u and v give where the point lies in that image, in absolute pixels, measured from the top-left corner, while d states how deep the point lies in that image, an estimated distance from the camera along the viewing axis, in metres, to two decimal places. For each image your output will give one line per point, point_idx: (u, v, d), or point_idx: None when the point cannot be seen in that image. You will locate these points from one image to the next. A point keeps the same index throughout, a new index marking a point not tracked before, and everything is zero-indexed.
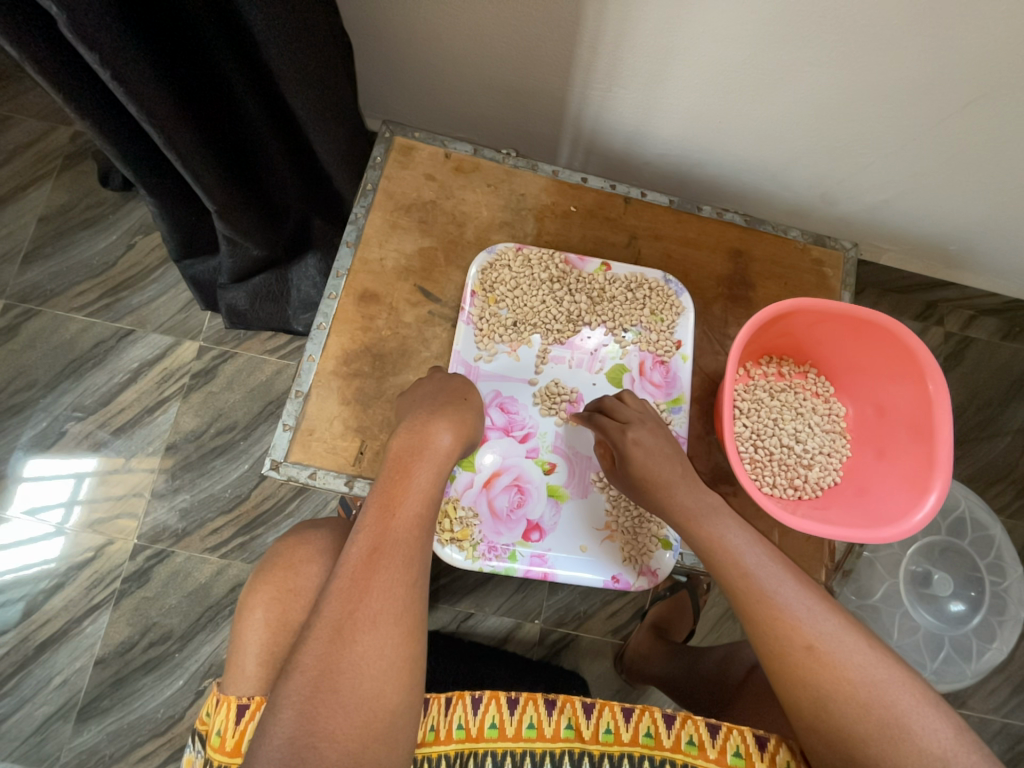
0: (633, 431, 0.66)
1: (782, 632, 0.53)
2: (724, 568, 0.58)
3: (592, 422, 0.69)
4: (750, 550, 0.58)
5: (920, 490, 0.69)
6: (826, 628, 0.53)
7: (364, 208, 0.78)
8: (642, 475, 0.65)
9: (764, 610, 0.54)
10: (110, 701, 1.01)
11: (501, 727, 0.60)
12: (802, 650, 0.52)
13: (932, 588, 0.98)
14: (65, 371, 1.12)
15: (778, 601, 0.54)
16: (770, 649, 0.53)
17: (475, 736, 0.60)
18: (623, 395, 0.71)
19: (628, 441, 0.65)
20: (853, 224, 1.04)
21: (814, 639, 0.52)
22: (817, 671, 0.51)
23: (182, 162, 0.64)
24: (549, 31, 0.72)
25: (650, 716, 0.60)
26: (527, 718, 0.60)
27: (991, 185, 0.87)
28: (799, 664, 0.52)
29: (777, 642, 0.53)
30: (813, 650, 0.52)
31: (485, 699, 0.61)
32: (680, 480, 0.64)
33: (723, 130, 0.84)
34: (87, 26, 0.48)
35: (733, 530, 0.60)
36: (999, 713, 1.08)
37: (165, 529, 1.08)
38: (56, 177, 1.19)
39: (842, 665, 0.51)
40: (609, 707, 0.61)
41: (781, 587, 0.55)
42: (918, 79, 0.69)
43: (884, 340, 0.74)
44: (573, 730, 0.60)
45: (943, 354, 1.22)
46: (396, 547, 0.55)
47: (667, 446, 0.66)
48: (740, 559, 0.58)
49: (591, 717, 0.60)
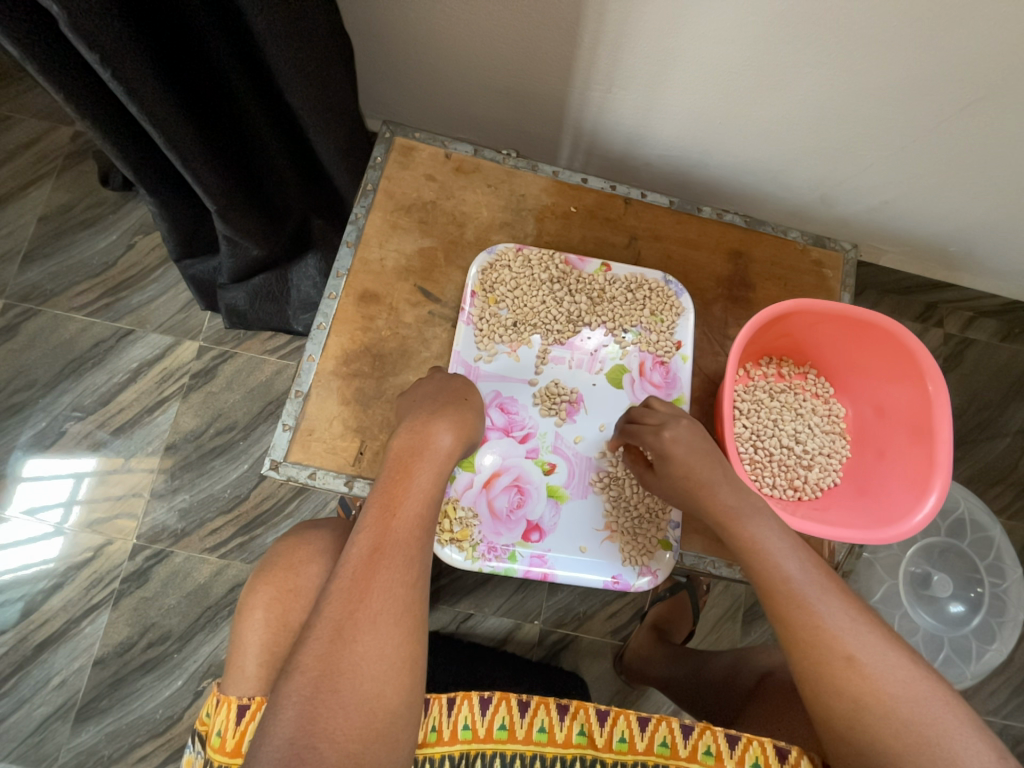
0: (669, 430, 0.65)
1: (822, 643, 0.53)
2: (765, 574, 0.58)
3: (625, 429, 0.69)
4: (790, 558, 0.57)
5: (920, 490, 0.69)
6: (867, 640, 0.52)
7: (365, 208, 0.78)
8: (682, 473, 0.63)
9: (804, 619, 0.54)
10: (108, 701, 1.01)
11: (510, 728, 0.60)
12: (841, 660, 0.52)
13: (932, 589, 0.98)
14: (65, 370, 1.12)
15: (819, 611, 0.54)
16: (808, 656, 0.53)
17: (482, 736, 0.60)
18: (652, 400, 0.70)
19: (665, 441, 0.64)
20: (853, 225, 1.04)
21: (855, 650, 0.52)
22: (856, 683, 0.51)
23: (182, 162, 0.64)
24: (549, 32, 0.72)
25: (667, 726, 0.59)
26: (538, 721, 0.60)
27: (992, 186, 0.87)
28: (838, 674, 0.51)
29: (815, 651, 0.53)
30: (853, 662, 0.52)
31: (494, 700, 0.61)
32: (723, 479, 0.62)
33: (724, 131, 0.84)
34: (87, 26, 0.48)
35: (774, 534, 0.59)
36: (999, 715, 1.08)
37: (164, 530, 1.07)
38: (56, 177, 1.19)
39: (879, 677, 0.51)
40: (625, 716, 0.60)
41: (822, 596, 0.55)
42: (919, 80, 0.69)
43: (884, 341, 0.74)
44: (585, 737, 0.60)
45: (943, 355, 1.22)
46: (396, 547, 0.55)
47: (706, 445, 0.64)
48: (781, 566, 0.57)
49: (604, 725, 0.60)
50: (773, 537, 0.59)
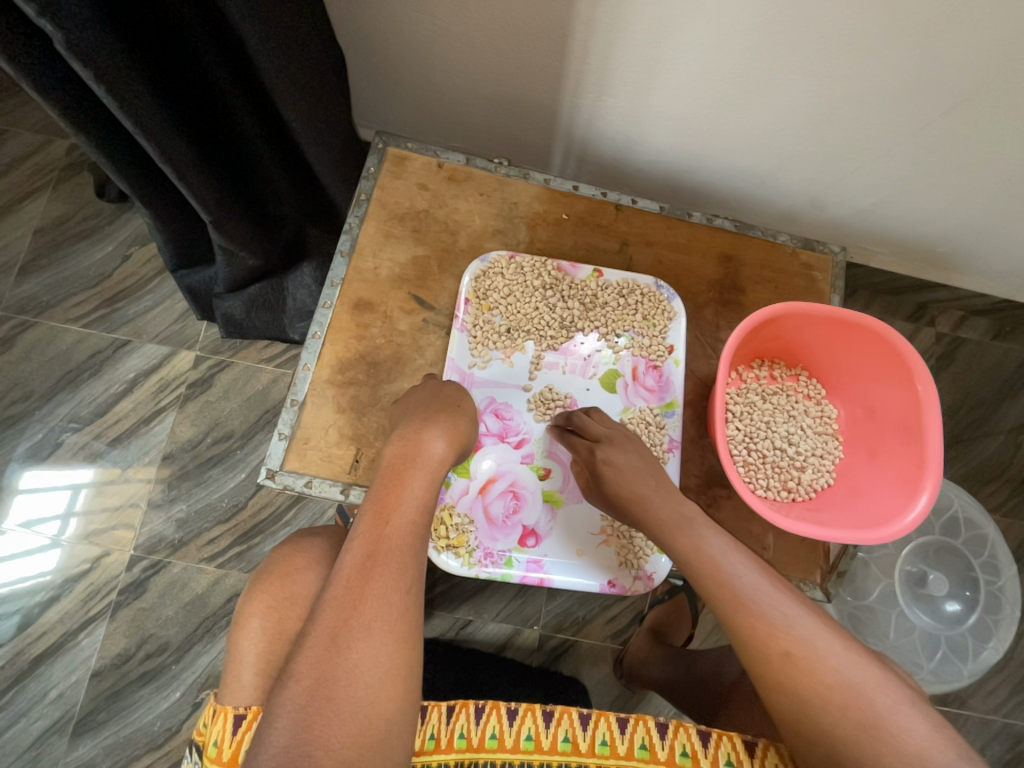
0: (602, 450, 0.67)
1: (760, 641, 0.53)
2: (702, 576, 0.58)
3: (565, 439, 0.70)
4: (728, 558, 0.58)
5: (910, 490, 0.69)
6: (803, 632, 0.53)
7: (358, 218, 0.79)
8: (616, 493, 0.65)
9: (742, 620, 0.55)
10: (106, 714, 1.00)
11: (500, 738, 0.60)
12: (780, 657, 0.52)
13: (928, 588, 0.98)
14: (61, 382, 1.13)
15: (755, 608, 0.55)
16: (749, 655, 0.54)
17: (475, 746, 0.60)
18: (594, 414, 0.72)
19: (598, 461, 0.66)
20: (844, 228, 1.06)
21: (791, 645, 0.52)
22: (795, 676, 0.51)
23: (178, 176, 0.65)
24: (539, 43, 0.73)
25: (644, 726, 0.60)
26: (525, 729, 0.60)
27: (979, 186, 0.88)
28: (778, 670, 0.52)
29: (755, 651, 0.53)
30: (790, 657, 0.52)
31: (487, 709, 0.61)
32: (653, 493, 0.64)
33: (712, 137, 0.85)
34: (84, 45, 0.49)
35: (709, 538, 0.60)
36: (1000, 713, 1.08)
37: (161, 540, 1.08)
38: (52, 189, 1.20)
39: (818, 669, 0.51)
40: (605, 718, 0.61)
41: (757, 593, 0.56)
42: (904, 86, 0.70)
43: (873, 342, 0.75)
44: (570, 743, 0.59)
45: (935, 355, 1.23)
46: (390, 554, 0.55)
47: (636, 460, 0.67)
48: (718, 568, 0.58)
49: (588, 728, 0.60)
50: (726, 540, 0.60)
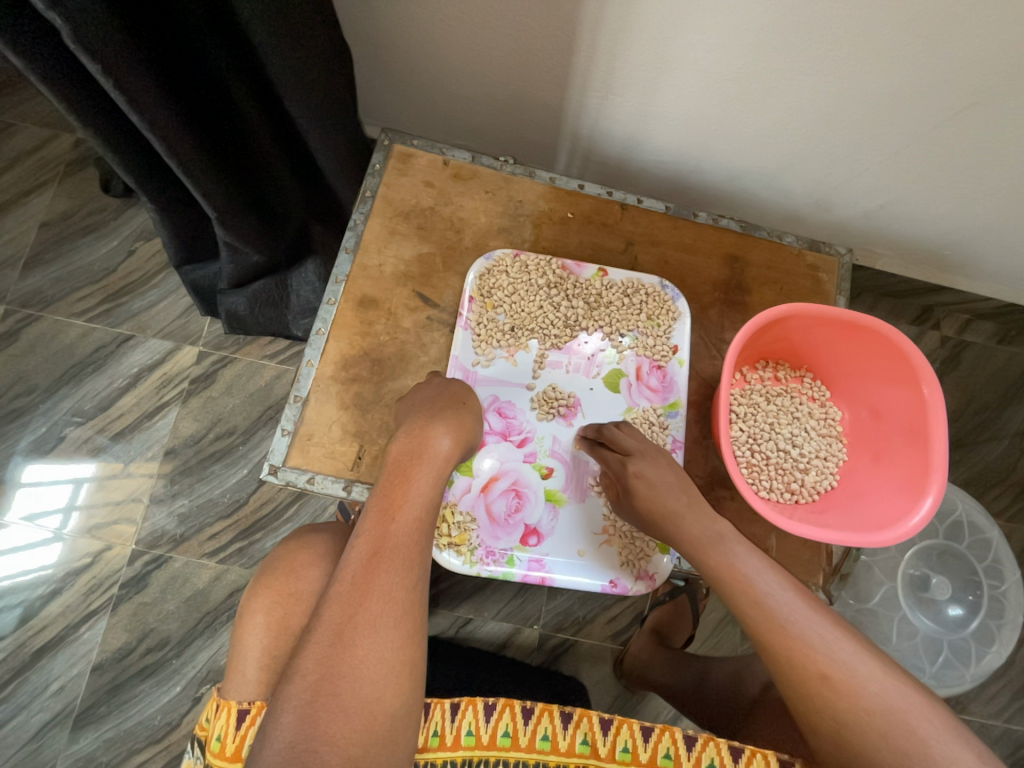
0: (633, 463, 0.66)
1: (797, 662, 0.54)
2: (735, 596, 0.59)
3: (596, 452, 0.70)
4: (761, 576, 0.59)
5: (915, 493, 0.69)
6: (841, 655, 0.53)
7: (363, 215, 0.79)
8: (648, 507, 0.65)
9: (777, 640, 0.55)
10: (106, 707, 1.01)
11: (513, 736, 0.61)
12: (817, 679, 0.53)
13: (931, 592, 0.98)
14: (65, 376, 1.13)
15: (790, 630, 0.55)
16: (785, 676, 0.54)
17: (486, 743, 0.60)
18: (623, 425, 0.71)
19: (630, 474, 0.66)
20: (849, 230, 1.05)
21: (829, 667, 0.53)
22: (834, 699, 0.52)
23: (184, 171, 0.65)
24: (547, 42, 0.73)
25: (670, 736, 0.60)
26: (541, 729, 0.61)
27: (986, 190, 0.87)
28: (814, 692, 0.53)
29: (791, 672, 0.54)
30: (827, 679, 0.53)
31: (498, 707, 0.61)
32: (686, 509, 0.64)
33: (719, 138, 0.85)
34: (92, 39, 0.49)
35: (742, 554, 0.61)
36: (1001, 718, 1.08)
37: (163, 535, 1.08)
38: (58, 183, 1.20)
39: (856, 692, 0.52)
40: (627, 724, 0.61)
41: (793, 613, 0.56)
42: (912, 88, 0.70)
43: (878, 345, 0.74)
44: (588, 747, 0.60)
45: (940, 358, 1.23)
46: (396, 551, 0.55)
47: (670, 476, 0.67)
48: (750, 586, 0.58)
49: (608, 734, 0.61)
50: (757, 557, 0.61)
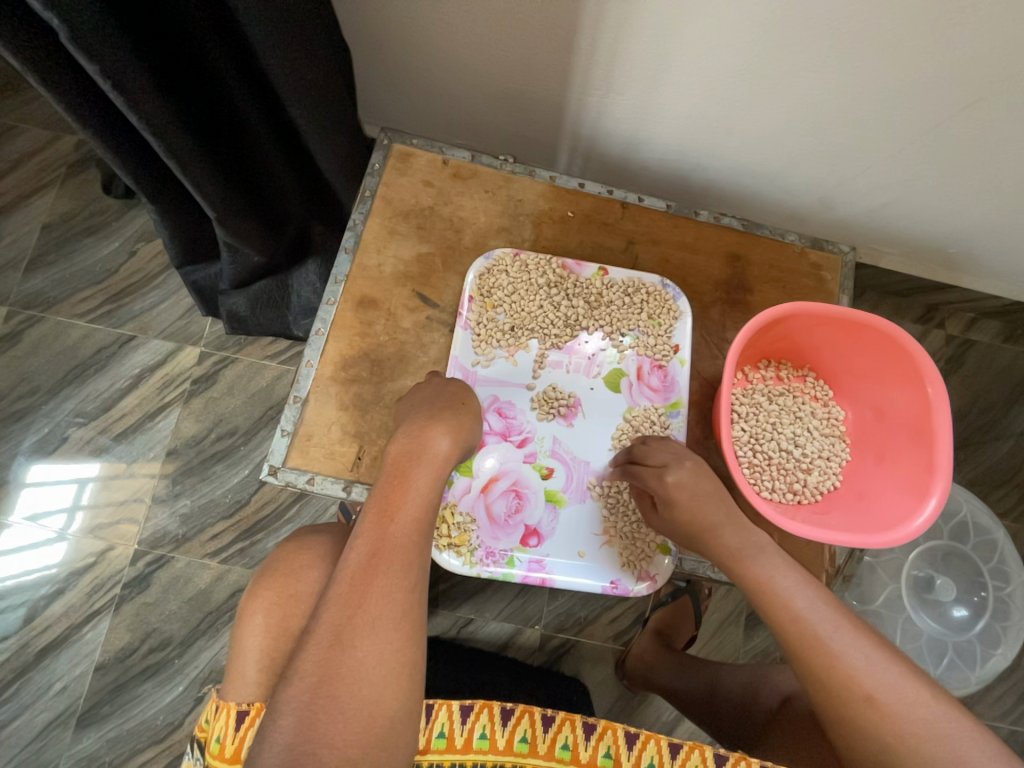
0: (673, 474, 0.64)
1: (839, 682, 0.53)
2: (774, 612, 0.58)
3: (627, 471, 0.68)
4: (802, 594, 0.58)
5: (919, 494, 0.68)
6: (885, 675, 0.53)
7: (363, 214, 0.78)
8: None
9: (818, 657, 0.54)
10: (109, 707, 1.01)
11: (532, 743, 0.61)
12: (861, 700, 0.52)
13: (935, 593, 0.97)
14: (69, 377, 1.13)
15: (834, 648, 0.54)
16: (827, 695, 0.54)
17: (502, 748, 0.60)
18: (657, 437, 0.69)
19: (669, 486, 0.64)
20: (853, 228, 1.04)
21: (874, 688, 0.52)
22: (879, 721, 0.51)
23: (183, 171, 0.65)
24: (545, 38, 0.73)
25: (700, 755, 0.58)
26: (562, 738, 0.61)
27: (991, 187, 0.86)
28: (859, 713, 0.52)
29: (834, 692, 0.53)
30: (872, 701, 0.52)
31: (517, 713, 0.61)
32: (725, 523, 0.63)
33: (721, 135, 0.84)
34: (88, 38, 0.49)
35: (780, 571, 0.60)
36: (1006, 720, 1.07)
37: (165, 535, 1.08)
38: (60, 185, 1.20)
39: (901, 715, 0.51)
40: (655, 740, 0.59)
41: (836, 633, 0.55)
42: (914, 84, 0.69)
43: (882, 344, 0.74)
44: (611, 759, 0.60)
45: (945, 357, 1.22)
46: (395, 553, 0.55)
47: (709, 484, 0.65)
48: (792, 604, 0.57)
49: (634, 749, 0.59)
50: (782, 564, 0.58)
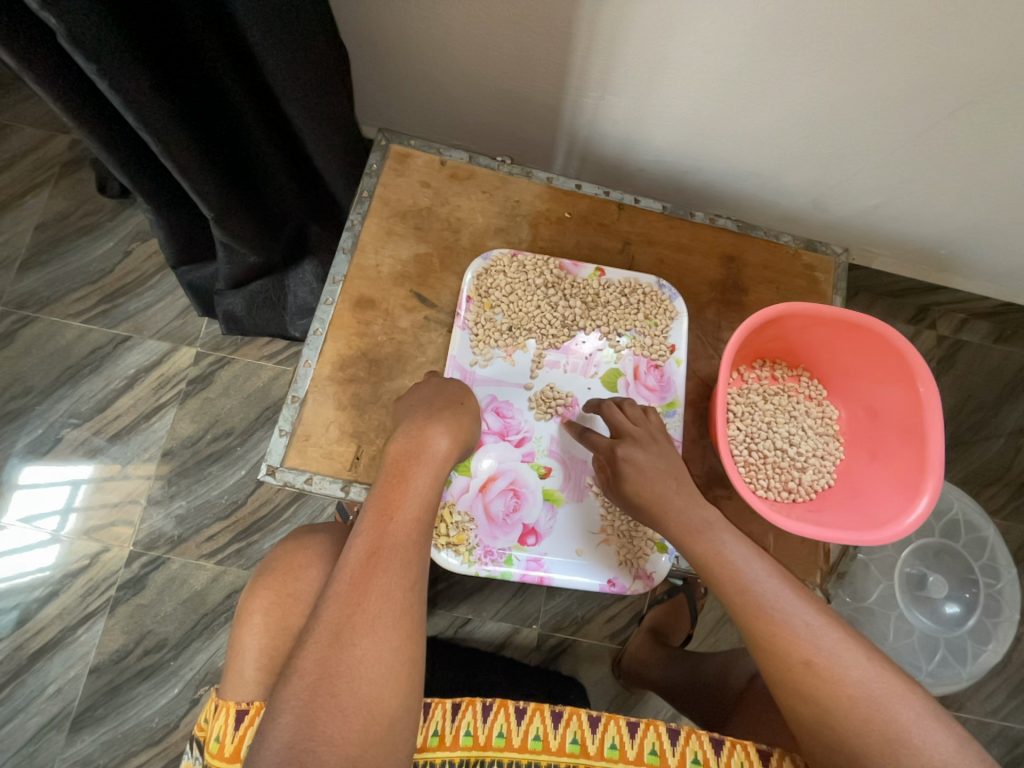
0: (623, 449, 0.66)
1: (783, 649, 0.53)
2: (723, 585, 0.59)
3: (585, 438, 0.70)
4: (751, 566, 0.58)
5: (911, 491, 0.69)
6: (826, 643, 0.53)
7: (361, 215, 0.79)
8: (642, 502, 0.65)
9: (763, 627, 0.55)
10: (104, 709, 1.00)
11: (508, 737, 0.60)
12: (801, 666, 0.53)
13: (927, 590, 0.98)
14: (62, 377, 1.12)
15: (777, 617, 0.55)
16: (770, 663, 0.54)
17: (482, 744, 0.60)
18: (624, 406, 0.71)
19: (620, 459, 0.66)
20: (846, 230, 1.05)
21: (814, 655, 0.53)
22: (818, 686, 0.52)
23: (180, 172, 0.65)
24: (543, 41, 0.73)
25: (655, 731, 0.60)
26: (534, 729, 0.61)
27: (982, 189, 0.87)
28: (799, 679, 0.52)
29: (776, 659, 0.54)
30: (812, 666, 0.52)
31: (494, 707, 0.62)
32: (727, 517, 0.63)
33: (716, 138, 0.85)
34: (86, 38, 0.49)
35: (730, 542, 0.60)
36: (998, 716, 1.08)
37: (161, 536, 1.08)
38: (54, 184, 1.20)
39: (841, 679, 0.51)
40: (615, 720, 0.61)
41: (780, 600, 0.56)
42: (906, 88, 0.70)
43: (875, 344, 0.74)
44: (578, 746, 0.60)
45: (936, 357, 1.23)
46: (394, 552, 0.55)
47: (661, 462, 0.66)
48: (739, 574, 0.58)
49: (597, 730, 0.61)
50: (772, 564, 0.59)
